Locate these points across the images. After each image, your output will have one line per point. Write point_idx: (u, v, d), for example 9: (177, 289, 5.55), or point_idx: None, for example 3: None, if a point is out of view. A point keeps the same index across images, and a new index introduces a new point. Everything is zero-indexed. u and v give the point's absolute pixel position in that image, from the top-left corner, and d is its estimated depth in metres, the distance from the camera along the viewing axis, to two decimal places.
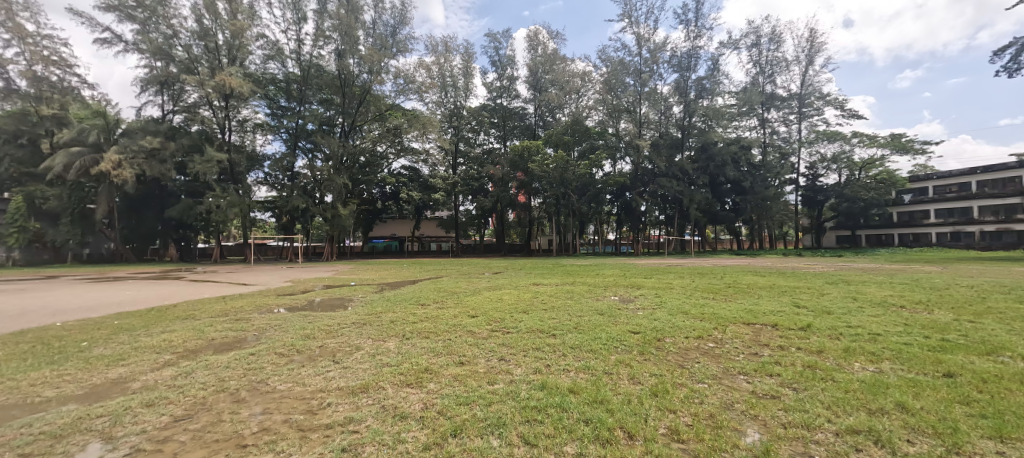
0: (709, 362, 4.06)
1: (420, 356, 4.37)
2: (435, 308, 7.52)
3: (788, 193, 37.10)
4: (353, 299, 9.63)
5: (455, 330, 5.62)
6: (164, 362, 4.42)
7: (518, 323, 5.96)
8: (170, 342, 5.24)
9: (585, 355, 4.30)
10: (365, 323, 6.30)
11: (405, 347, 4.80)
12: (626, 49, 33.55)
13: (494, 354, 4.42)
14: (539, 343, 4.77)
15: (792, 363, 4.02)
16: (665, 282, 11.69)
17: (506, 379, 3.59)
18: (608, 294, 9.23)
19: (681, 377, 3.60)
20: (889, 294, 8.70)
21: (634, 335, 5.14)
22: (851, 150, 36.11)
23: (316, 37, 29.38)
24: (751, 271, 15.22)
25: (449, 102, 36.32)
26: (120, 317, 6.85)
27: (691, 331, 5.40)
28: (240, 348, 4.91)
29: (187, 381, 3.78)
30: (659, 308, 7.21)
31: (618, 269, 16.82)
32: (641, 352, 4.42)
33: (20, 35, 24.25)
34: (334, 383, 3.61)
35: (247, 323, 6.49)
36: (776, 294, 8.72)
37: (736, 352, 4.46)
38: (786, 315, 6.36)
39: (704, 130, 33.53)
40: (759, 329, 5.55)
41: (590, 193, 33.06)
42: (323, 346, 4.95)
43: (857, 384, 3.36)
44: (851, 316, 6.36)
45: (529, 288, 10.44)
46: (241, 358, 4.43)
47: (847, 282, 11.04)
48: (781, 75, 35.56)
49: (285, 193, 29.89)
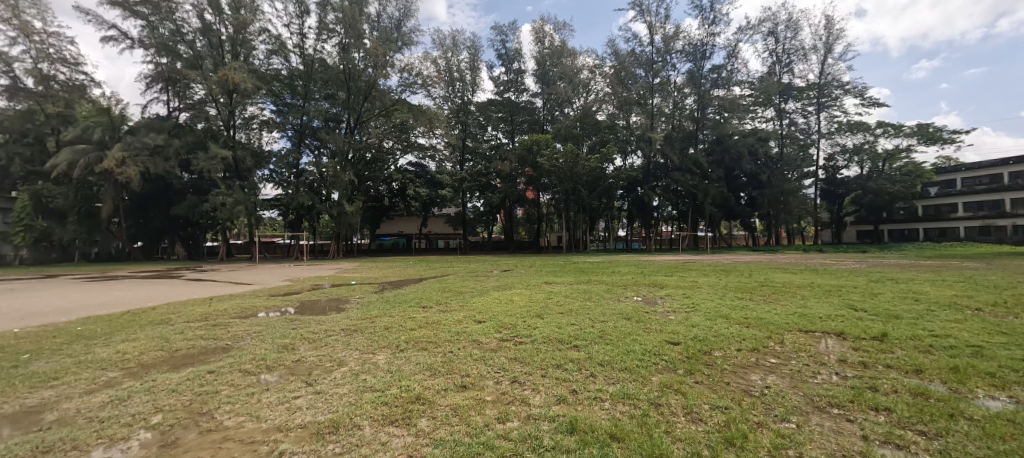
0: (783, 388, 3.15)
1: (414, 377, 3.50)
2: (437, 311, 6.69)
3: (808, 187, 35.61)
4: (351, 299, 8.87)
5: (458, 340, 4.76)
6: (102, 383, 3.65)
7: (533, 330, 5.11)
8: (125, 354, 4.48)
9: (620, 375, 3.43)
10: (356, 330, 5.48)
11: (397, 363, 3.94)
12: (636, 40, 32.57)
13: (505, 373, 3.56)
14: (560, 358, 3.89)
15: (894, 389, 3.07)
16: (689, 280, 10.70)
17: (522, 413, 2.74)
18: (630, 295, 8.32)
19: (754, 410, 2.73)
20: (954, 294, 7.59)
21: (674, 347, 4.24)
22: (875, 141, 34.40)
23: (319, 31, 28.75)
24: (779, 268, 14.09)
25: (456, 97, 35.55)
26: (86, 322, 6.14)
27: (742, 341, 4.44)
28: (201, 363, 4.13)
29: (115, 412, 2.98)
30: (692, 311, 6.29)
31: (633, 266, 15.85)
32: (691, 372, 3.52)
33: (26, 33, 23.89)
34: (300, 418, 2.78)
35: (225, 329, 5.72)
36: (822, 295, 7.68)
37: (810, 372, 3.53)
38: (849, 321, 5.39)
39: (719, 122, 32.23)
40: (822, 339, 4.60)
41: (601, 188, 32.06)
42: (300, 360, 4.15)
43: (1012, 428, 2.42)
44: (926, 322, 5.35)
45: (542, 288, 9.56)
46: (194, 379, 3.62)
47: (893, 280, 9.93)
48: (800, 64, 34.04)
49: (291, 190, 29.30)
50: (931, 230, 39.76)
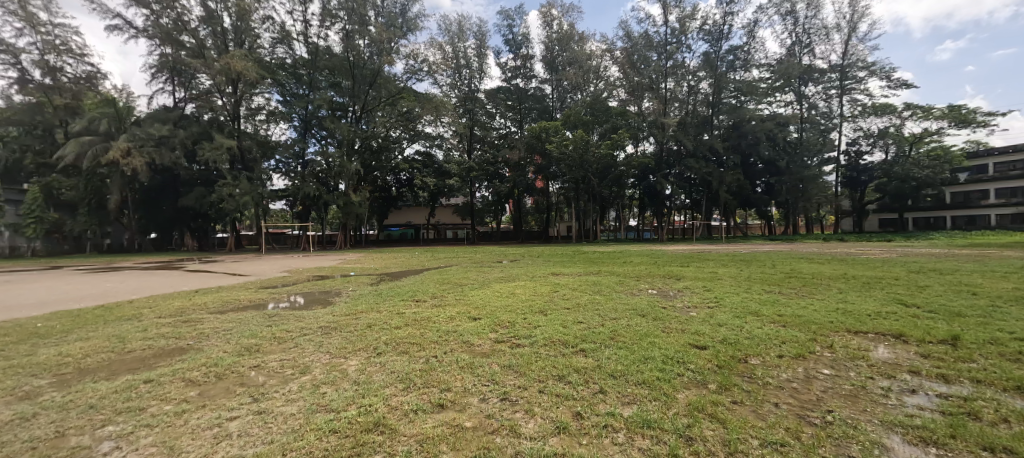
0: (851, 413, 2.44)
1: (382, 392, 2.84)
2: (431, 305, 6.08)
3: (829, 174, 33.86)
4: (343, 292, 8.29)
5: (446, 341, 4.13)
6: (19, 394, 3.08)
7: (533, 330, 4.45)
8: (67, 357, 3.94)
9: (636, 391, 2.74)
10: (336, 328, 4.88)
11: (367, 372, 3.31)
12: (649, 20, 31.05)
13: (494, 388, 2.89)
14: (562, 368, 3.21)
15: (1001, 417, 2.33)
16: (708, 271, 9.92)
17: (507, 450, 2.09)
18: (644, 288, 7.58)
19: (823, 451, 2.02)
20: (1014, 287, 6.67)
21: (700, 353, 3.54)
22: (901, 124, 32.61)
23: (323, 17, 27.87)
24: (804, 257, 13.15)
25: (463, 85, 34.50)
26: (50, 318, 5.67)
27: (783, 345, 3.71)
28: (145, 369, 3.57)
29: (4, 438, 2.41)
30: (717, 306, 5.56)
31: (647, 257, 15.03)
32: (725, 387, 2.81)
33: (31, 24, 23.65)
34: (221, 452, 2.15)
35: (194, 326, 5.17)
36: (863, 288, 6.82)
37: (880, 390, 2.77)
38: (905, 320, 4.58)
39: (736, 106, 30.79)
40: (880, 344, 3.83)
41: (613, 176, 30.70)
42: (261, 366, 3.57)
43: None
44: (999, 321, 4.50)
45: (548, 279, 8.92)
46: (124, 391, 3.03)
47: (936, 272, 9.01)
48: (821, 45, 32.27)
49: (297, 181, 28.76)
50: (959, 218, 37.84)
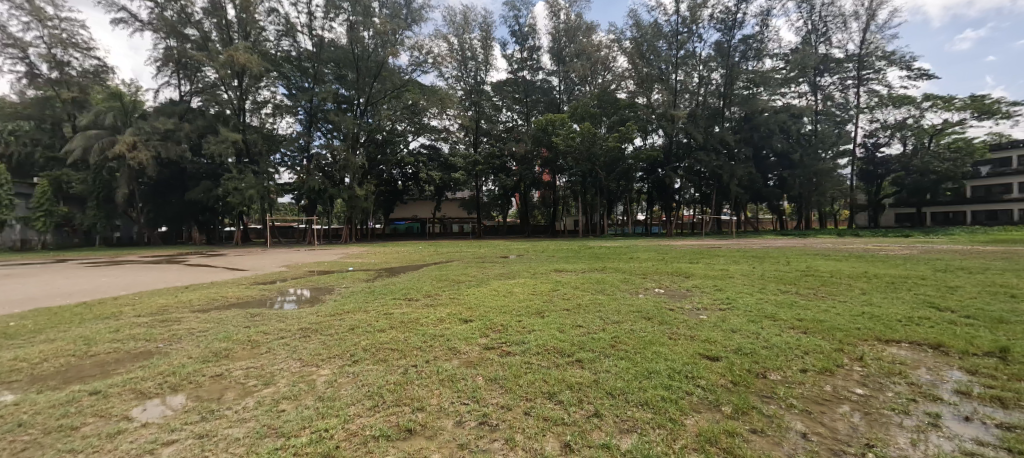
0: (897, 450, 2.02)
1: (344, 412, 2.49)
2: (422, 306, 5.73)
3: (845, 167, 32.77)
4: (336, 289, 8.00)
5: (431, 347, 3.77)
6: None
7: (527, 335, 4.07)
8: (22, 361, 3.66)
9: (637, 416, 2.35)
10: (317, 330, 4.56)
11: (337, 385, 2.96)
12: (660, 9, 30.10)
13: (474, 408, 2.52)
14: (554, 383, 2.82)
15: None
16: (718, 269, 9.42)
17: None
18: (650, 287, 7.13)
19: None
20: None
21: (711, 366, 3.12)
22: (922, 115, 31.31)
23: (326, 9, 27.41)
24: (818, 254, 12.57)
25: (469, 77, 33.73)
26: (25, 317, 5.41)
27: (806, 357, 3.28)
28: (96, 379, 3.25)
29: None
30: (728, 309, 5.13)
31: (654, 252, 14.57)
32: (741, 411, 2.41)
33: (38, 18, 23.59)
34: None
35: (169, 327, 4.88)
36: (888, 289, 6.30)
37: (930, 419, 2.33)
38: (942, 327, 4.11)
39: (749, 98, 29.79)
40: (917, 357, 3.38)
41: (620, 170, 30.05)
42: (223, 375, 3.24)
43: None
44: None
45: (549, 277, 8.53)
46: (63, 406, 2.72)
47: (962, 270, 8.44)
48: (838, 33, 31.10)
49: (302, 175, 28.56)
50: (979, 213, 36.55)
